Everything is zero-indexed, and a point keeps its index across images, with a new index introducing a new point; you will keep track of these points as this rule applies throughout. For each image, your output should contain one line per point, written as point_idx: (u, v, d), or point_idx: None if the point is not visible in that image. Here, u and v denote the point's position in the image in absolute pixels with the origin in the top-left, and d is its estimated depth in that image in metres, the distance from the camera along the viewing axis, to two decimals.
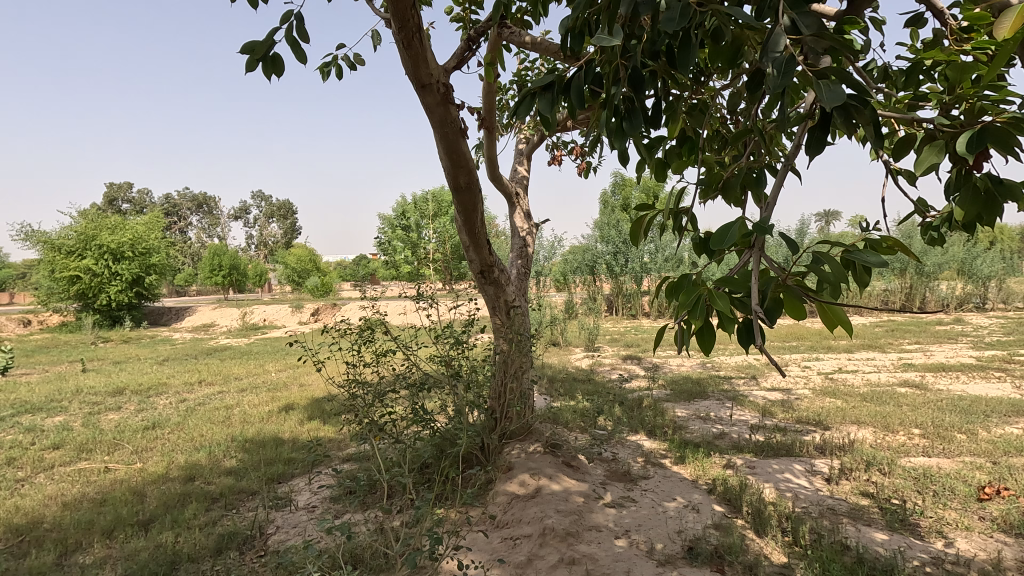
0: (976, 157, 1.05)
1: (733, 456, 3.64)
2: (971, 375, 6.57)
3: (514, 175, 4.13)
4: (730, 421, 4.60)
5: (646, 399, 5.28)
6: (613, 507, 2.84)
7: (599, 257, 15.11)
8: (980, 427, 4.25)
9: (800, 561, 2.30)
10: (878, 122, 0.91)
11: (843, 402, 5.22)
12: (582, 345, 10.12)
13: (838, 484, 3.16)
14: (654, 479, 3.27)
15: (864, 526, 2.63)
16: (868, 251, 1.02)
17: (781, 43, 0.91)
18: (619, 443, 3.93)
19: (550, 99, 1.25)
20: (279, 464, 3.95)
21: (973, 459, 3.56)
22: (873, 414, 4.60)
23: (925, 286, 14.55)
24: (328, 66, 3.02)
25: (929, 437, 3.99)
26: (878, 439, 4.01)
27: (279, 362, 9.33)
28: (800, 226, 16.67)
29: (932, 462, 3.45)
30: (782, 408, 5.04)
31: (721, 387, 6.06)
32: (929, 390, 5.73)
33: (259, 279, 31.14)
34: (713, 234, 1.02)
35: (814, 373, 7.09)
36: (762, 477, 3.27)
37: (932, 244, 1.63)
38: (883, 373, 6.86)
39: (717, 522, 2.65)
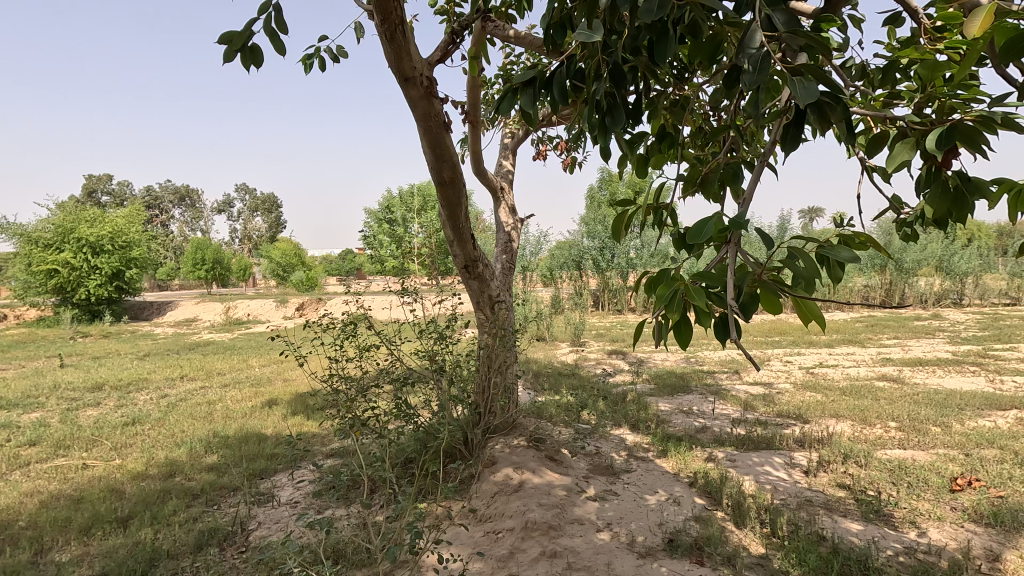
0: (945, 154, 1.06)
1: (714, 450, 3.69)
2: (946, 369, 6.72)
3: (499, 169, 4.10)
4: (712, 415, 4.66)
5: (630, 393, 5.32)
6: (595, 500, 2.86)
7: (585, 253, 15.16)
8: (954, 420, 4.35)
9: (778, 551, 2.34)
10: (852, 119, 0.91)
11: (823, 396, 5.31)
12: (568, 339, 10.16)
13: (816, 476, 3.21)
14: (636, 472, 3.30)
15: (839, 517, 2.68)
16: (840, 247, 1.05)
17: (757, 41, 0.93)
18: (603, 437, 3.95)
19: (531, 93, 1.24)
20: (261, 459, 3.92)
21: (947, 451, 3.64)
22: (850, 407, 4.69)
23: (904, 282, 14.82)
24: (311, 58, 3.00)
25: (905, 430, 4.08)
26: (855, 432, 4.10)
27: (263, 357, 9.25)
28: (782, 222, 16.85)
29: (907, 455, 3.53)
30: (763, 401, 5.10)
31: (704, 382, 6.13)
32: (905, 384, 5.84)
33: (243, 274, 30.76)
34: (689, 230, 1.05)
35: (795, 367, 7.19)
36: (742, 470, 3.32)
37: (906, 241, 1.65)
38: (861, 367, 6.99)
39: (698, 515, 2.68)
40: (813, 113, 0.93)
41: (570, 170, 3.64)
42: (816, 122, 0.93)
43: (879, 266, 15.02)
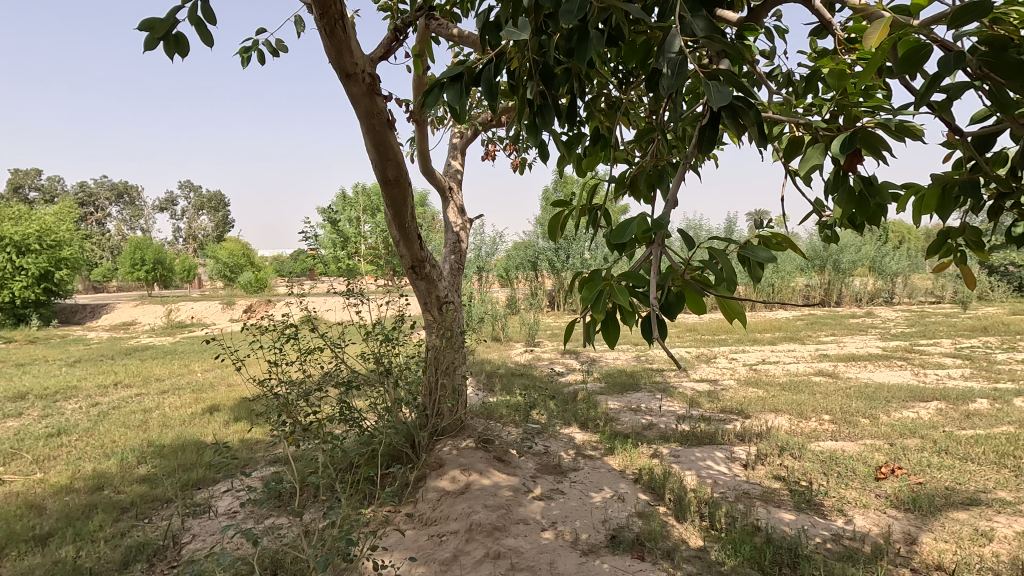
0: (850, 159, 1.11)
1: (659, 446, 3.78)
2: (876, 364, 7.12)
3: (447, 169, 4.06)
4: (659, 412, 4.77)
5: (581, 392, 5.38)
6: (541, 500, 2.87)
7: (540, 253, 15.27)
8: (882, 412, 4.61)
9: (715, 543, 2.41)
10: (763, 123, 0.93)
11: (764, 391, 5.53)
12: (522, 339, 10.21)
13: (754, 469, 3.34)
14: (583, 470, 3.34)
15: (774, 508, 2.79)
16: (759, 248, 1.08)
17: (676, 45, 0.95)
18: (552, 437, 3.98)
19: (460, 91, 1.22)
20: (199, 469, 3.75)
21: (874, 441, 3.85)
22: (788, 402, 4.90)
23: (841, 282, 15.64)
24: (248, 51, 2.89)
25: (837, 423, 4.29)
26: (792, 425, 4.28)
27: (206, 361, 8.88)
28: (729, 224, 17.47)
29: (838, 446, 3.72)
30: (708, 398, 5.27)
31: (653, 380, 6.27)
32: (839, 379, 6.15)
33: (187, 275, 29.44)
34: (614, 230, 1.07)
35: (739, 364, 7.45)
36: (685, 465, 3.41)
37: (828, 242, 1.73)
38: (800, 363, 7.32)
39: (641, 511, 2.73)
40: (727, 117, 0.95)
41: (519, 171, 3.65)
42: (731, 126, 0.95)
43: (818, 266, 15.78)
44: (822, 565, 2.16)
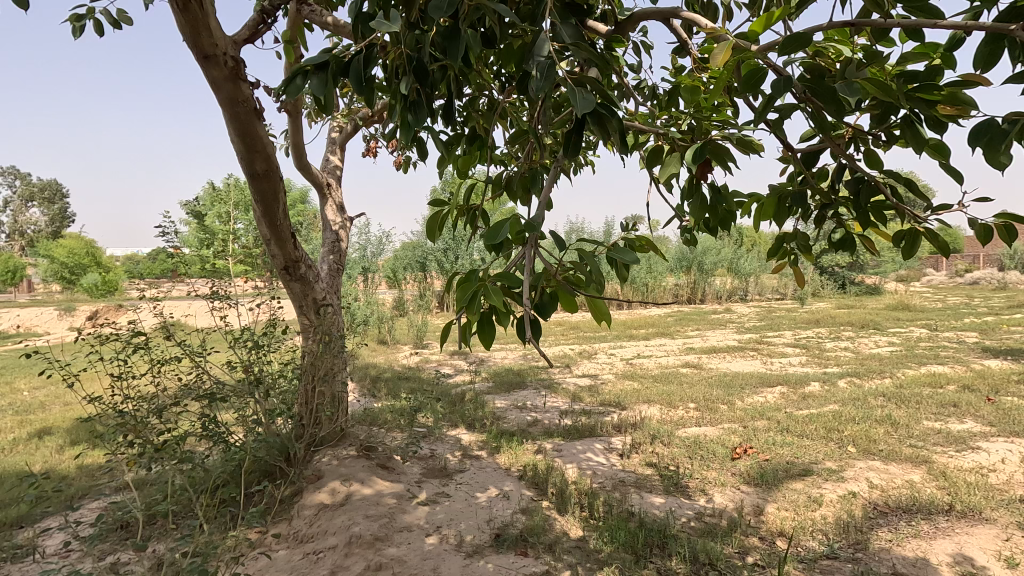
0: (700, 169, 1.21)
1: (543, 442, 3.88)
2: (733, 355, 7.94)
3: (325, 164, 3.85)
4: (544, 408, 4.91)
5: (468, 393, 5.39)
6: (426, 504, 2.82)
7: (429, 254, 15.09)
8: (737, 398, 5.14)
9: (593, 532, 2.52)
10: (623, 130, 0.98)
11: (639, 383, 5.92)
12: (410, 342, 10.02)
13: (629, 458, 3.55)
14: (469, 471, 3.33)
15: (646, 493, 2.98)
16: (624, 250, 1.14)
17: (545, 49, 0.96)
18: (438, 439, 3.94)
19: (326, 80, 1.15)
20: (21, 505, 3.19)
21: (731, 425, 4.28)
22: (660, 393, 5.29)
23: (705, 281, 17.26)
24: (81, 20, 2.51)
25: (700, 410, 4.72)
26: (662, 414, 4.63)
27: (36, 377, 7.63)
28: (608, 227, 18.53)
29: (700, 431, 4.08)
30: (588, 392, 5.53)
31: (539, 377, 6.46)
32: (703, 370, 6.78)
33: (12, 278, 25.16)
34: (488, 231, 1.06)
35: (617, 359, 7.92)
36: (567, 458, 3.54)
37: (688, 246, 1.87)
38: (670, 356, 7.96)
39: (524, 507, 2.78)
40: (592, 123, 0.99)
41: (402, 169, 3.56)
42: (596, 131, 0.98)
43: (686, 267, 17.27)
44: (687, 543, 2.34)
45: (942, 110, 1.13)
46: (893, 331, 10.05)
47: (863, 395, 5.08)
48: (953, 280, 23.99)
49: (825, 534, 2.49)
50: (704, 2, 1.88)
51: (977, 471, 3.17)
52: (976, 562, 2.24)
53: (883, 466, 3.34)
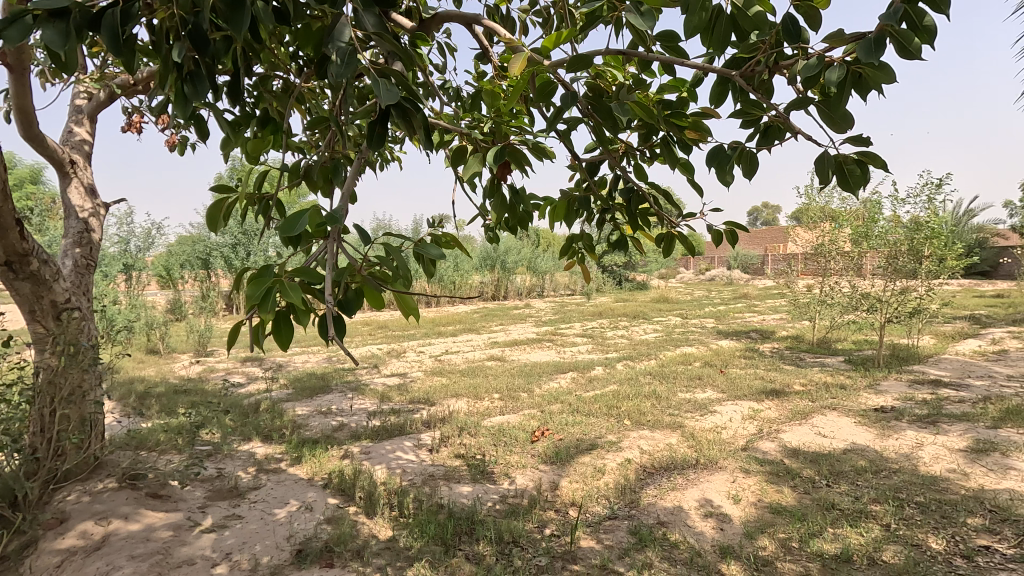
0: (500, 170, 1.28)
1: (350, 446, 3.72)
2: (532, 346, 8.59)
3: (67, 136, 3.13)
4: (350, 411, 4.71)
5: (264, 401, 4.91)
6: (212, 531, 2.49)
7: (213, 249, 13.33)
8: (536, 386, 5.59)
9: (403, 530, 2.50)
10: (427, 126, 0.99)
11: (447, 379, 6.05)
12: (190, 349, 8.73)
13: (438, 452, 3.60)
14: (265, 487, 3.04)
15: (454, 484, 3.06)
16: (430, 245, 1.15)
17: (346, 35, 0.92)
18: (227, 457, 3.51)
19: (67, 32, 0.93)
20: None
21: (530, 411, 4.63)
22: (466, 386, 5.48)
23: (507, 279, 18.36)
24: None
25: (503, 399, 5.01)
26: (469, 407, 4.80)
27: None
28: (416, 225, 18.54)
29: (504, 419, 4.34)
30: (397, 391, 5.47)
31: (344, 379, 6.17)
32: (506, 362, 7.21)
33: None
34: (282, 222, 0.97)
35: (426, 356, 7.97)
36: (375, 460, 3.45)
37: (493, 243, 1.96)
38: (476, 351, 8.29)
39: (330, 516, 2.64)
40: (396, 116, 0.97)
41: (176, 150, 3.08)
42: (400, 124, 0.97)
43: (490, 266, 18.14)
44: (493, 525, 2.47)
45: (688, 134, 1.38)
46: (657, 320, 11.92)
47: (635, 375, 5.93)
48: (698, 277, 29.38)
49: (608, 498, 2.85)
50: (504, 15, 2.00)
51: (714, 430, 3.94)
52: (714, 502, 2.78)
53: (650, 433, 3.95)
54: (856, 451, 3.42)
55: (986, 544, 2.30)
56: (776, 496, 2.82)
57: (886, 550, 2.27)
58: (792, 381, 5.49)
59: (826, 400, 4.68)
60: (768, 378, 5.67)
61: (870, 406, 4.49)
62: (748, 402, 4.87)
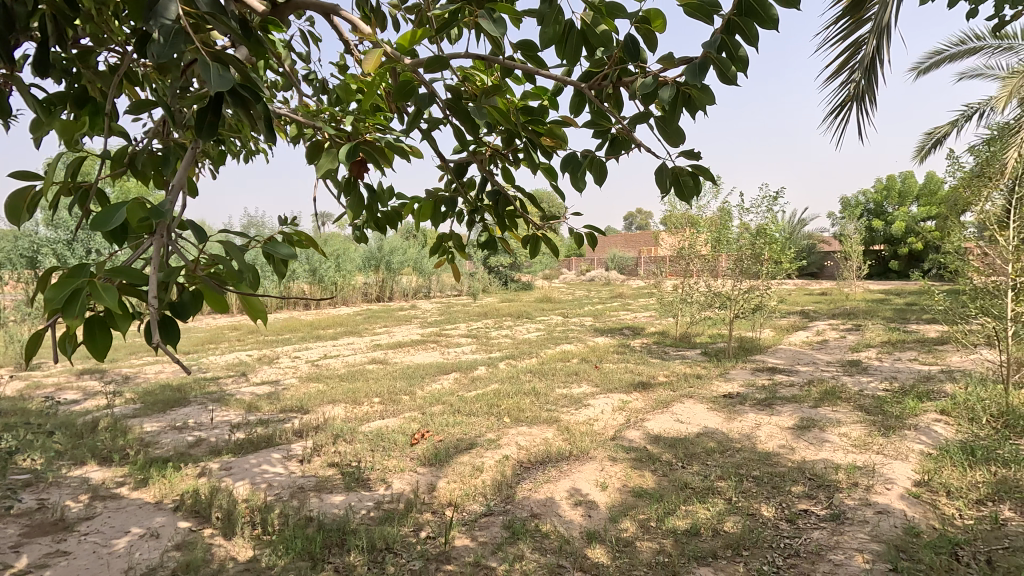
0: (356, 168, 1.23)
1: (208, 462, 3.41)
2: (416, 348, 8.47)
3: None
4: (210, 425, 4.31)
5: (103, 419, 4.32)
6: (28, 573, 2.14)
7: (41, 245, 11.48)
8: (418, 388, 5.52)
9: (265, 549, 2.34)
10: (269, 118, 0.93)
11: (324, 384, 5.76)
12: (9, 363, 7.44)
13: (310, 462, 3.41)
14: (101, 516, 2.68)
15: (326, 494, 2.92)
16: (280, 244, 1.08)
17: (172, 12, 0.83)
18: (53, 485, 3.04)
19: None
20: None
21: (411, 413, 4.56)
22: (344, 391, 5.26)
23: (392, 280, 17.93)
24: None
25: (383, 403, 4.89)
26: (347, 413, 4.61)
27: None
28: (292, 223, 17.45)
29: (383, 424, 4.23)
30: (267, 400, 5.10)
31: (205, 390, 5.63)
32: (388, 364, 7.03)
33: None
34: (95, 215, 0.85)
35: (302, 361, 7.53)
36: (238, 476, 3.19)
37: (360, 242, 1.88)
38: (357, 354, 7.99)
39: (180, 542, 2.39)
40: (233, 103, 0.89)
41: None
42: (237, 112, 0.90)
43: (374, 266, 17.58)
44: (365, 534, 2.39)
45: (545, 141, 1.43)
46: (540, 319, 12.32)
47: (517, 373, 6.09)
48: (579, 278, 30.85)
49: (484, 495, 2.89)
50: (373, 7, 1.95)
51: (587, 423, 4.17)
52: (583, 491, 2.93)
53: (528, 429, 4.08)
54: (708, 434, 3.80)
55: (804, 508, 2.67)
56: (638, 480, 3.04)
57: (727, 520, 2.55)
58: (657, 374, 5.97)
59: (684, 390, 5.15)
60: (637, 371, 6.11)
61: (720, 393, 5.02)
62: (618, 394, 5.21)
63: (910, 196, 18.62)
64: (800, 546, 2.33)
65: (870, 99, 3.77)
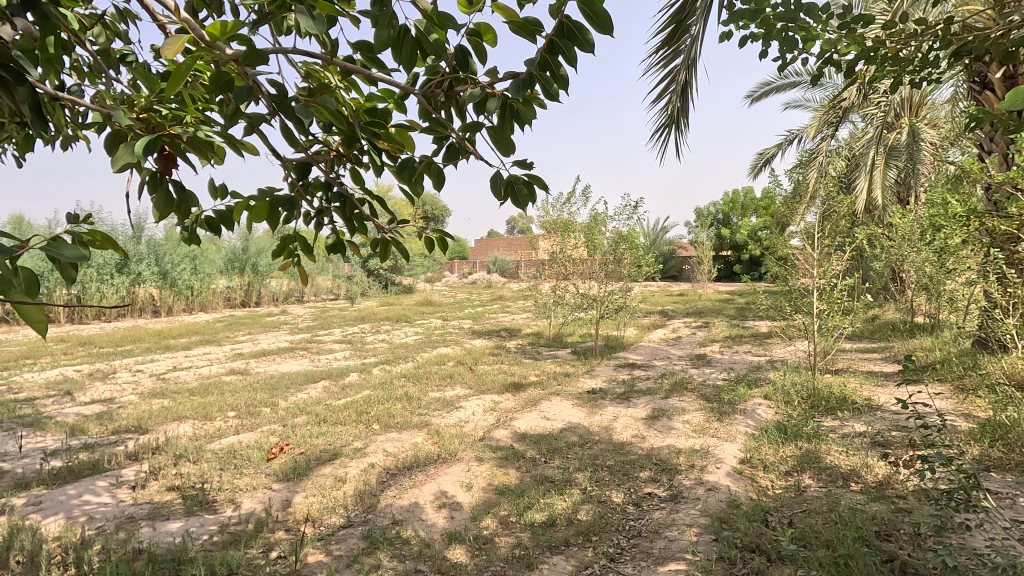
0: (162, 163, 1.11)
1: (10, 498, 2.90)
2: (282, 356, 7.94)
3: None
4: (18, 454, 3.68)
5: None
6: None
7: None
8: (281, 399, 5.18)
9: None
10: (36, 102, 0.84)
11: (170, 400, 5.19)
12: None
13: (144, 488, 3.05)
14: None
15: (161, 522, 2.63)
16: (69, 245, 0.91)
17: None
18: None
19: None
20: None
21: (270, 427, 4.26)
22: (193, 407, 4.77)
23: (259, 283, 16.63)
24: None
25: (240, 417, 4.52)
26: (195, 430, 4.20)
27: None
28: None
29: (237, 440, 3.91)
30: (97, 421, 4.47)
31: (15, 414, 4.79)
32: (249, 375, 6.51)
33: None
34: None
35: (145, 375, 6.71)
36: (50, 510, 2.76)
37: (187, 244, 1.67)
38: (213, 365, 7.30)
39: None
40: None
41: None
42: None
43: (238, 268, 16.19)
44: (204, 560, 2.19)
45: (382, 145, 1.41)
46: (418, 323, 12.16)
47: (390, 378, 5.95)
48: (461, 281, 30.90)
49: (344, 507, 2.78)
50: None
51: (457, 425, 4.19)
52: (448, 493, 2.94)
53: (397, 435, 4.00)
54: (570, 429, 4.01)
55: (649, 491, 2.91)
56: (503, 478, 3.12)
57: (581, 509, 2.70)
58: (528, 374, 6.18)
59: (553, 388, 5.38)
60: (510, 372, 6.28)
61: (585, 390, 5.32)
62: (490, 395, 5.31)
63: (750, 208, 21.14)
64: (642, 526, 2.54)
65: (683, 121, 4.22)
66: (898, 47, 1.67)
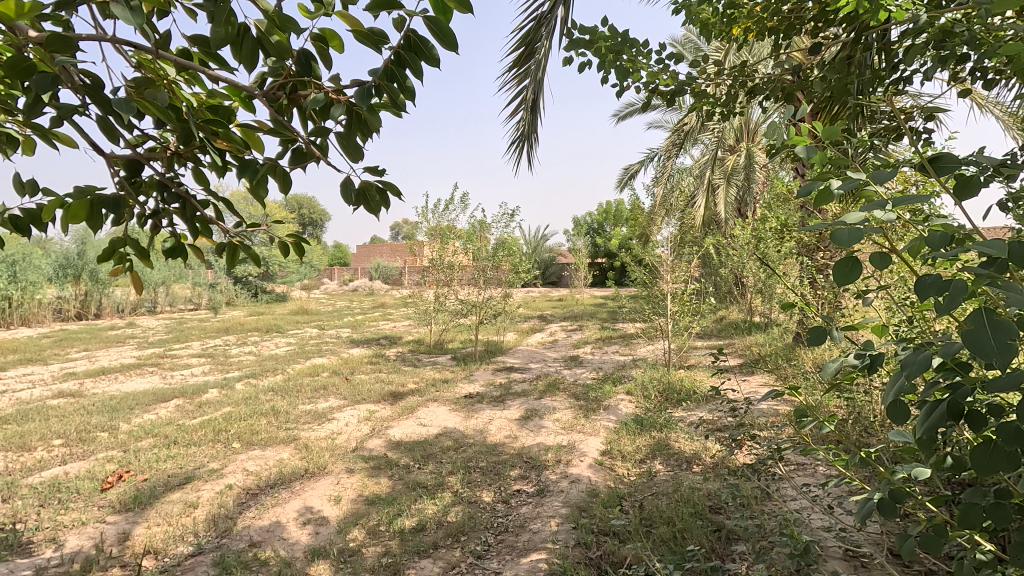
0: None
1: None
2: (127, 374, 7.07)
3: None
4: None
5: None
6: None
7: None
8: (122, 421, 4.62)
9: None
10: None
11: None
12: None
13: None
14: None
15: None
16: None
17: None
18: None
19: None
20: None
21: (107, 453, 3.79)
22: (7, 436, 4.09)
23: (99, 292, 14.59)
24: None
25: (68, 445, 3.96)
26: (7, 463, 3.61)
27: None
28: None
29: (63, 471, 3.43)
30: None
31: None
32: (82, 397, 5.71)
33: None
34: None
35: None
36: None
37: None
38: (36, 387, 6.30)
39: None
40: None
41: None
42: None
43: (72, 275, 14.10)
44: None
45: (221, 142, 1.33)
46: (292, 333, 11.48)
47: (255, 392, 5.56)
48: (342, 288, 29.68)
49: (194, 534, 2.57)
50: None
51: (328, 437, 4.04)
52: (314, 508, 2.83)
53: (260, 452, 3.76)
54: (445, 433, 4.04)
55: (518, 488, 3.03)
56: (373, 488, 3.07)
57: (451, 512, 2.74)
58: (406, 381, 6.11)
59: (430, 394, 5.37)
60: (387, 380, 6.16)
61: (462, 395, 5.39)
62: (366, 405, 5.18)
63: (621, 219, 22.75)
64: (510, 522, 2.64)
65: (535, 136, 4.45)
66: (703, 83, 2.03)
